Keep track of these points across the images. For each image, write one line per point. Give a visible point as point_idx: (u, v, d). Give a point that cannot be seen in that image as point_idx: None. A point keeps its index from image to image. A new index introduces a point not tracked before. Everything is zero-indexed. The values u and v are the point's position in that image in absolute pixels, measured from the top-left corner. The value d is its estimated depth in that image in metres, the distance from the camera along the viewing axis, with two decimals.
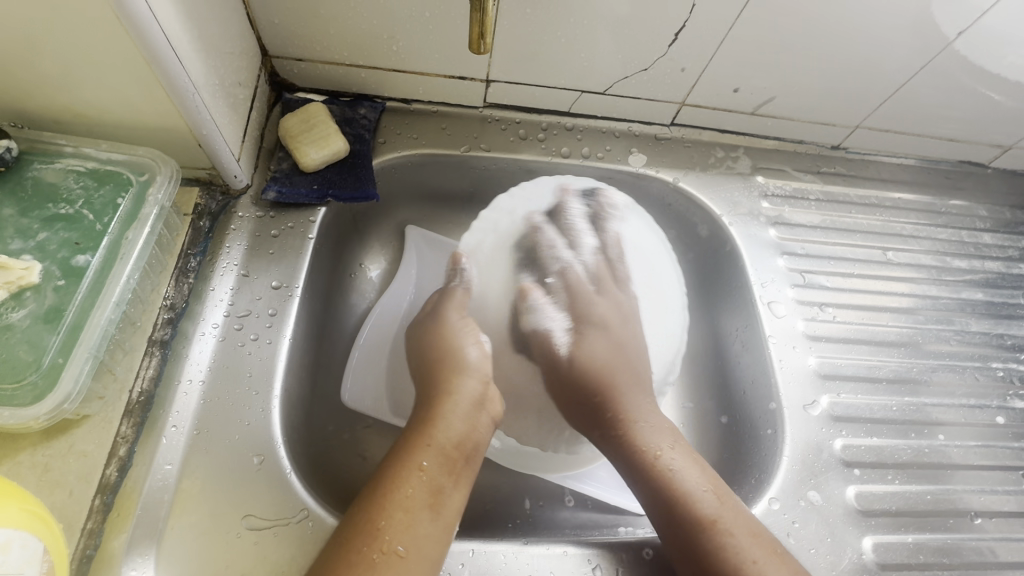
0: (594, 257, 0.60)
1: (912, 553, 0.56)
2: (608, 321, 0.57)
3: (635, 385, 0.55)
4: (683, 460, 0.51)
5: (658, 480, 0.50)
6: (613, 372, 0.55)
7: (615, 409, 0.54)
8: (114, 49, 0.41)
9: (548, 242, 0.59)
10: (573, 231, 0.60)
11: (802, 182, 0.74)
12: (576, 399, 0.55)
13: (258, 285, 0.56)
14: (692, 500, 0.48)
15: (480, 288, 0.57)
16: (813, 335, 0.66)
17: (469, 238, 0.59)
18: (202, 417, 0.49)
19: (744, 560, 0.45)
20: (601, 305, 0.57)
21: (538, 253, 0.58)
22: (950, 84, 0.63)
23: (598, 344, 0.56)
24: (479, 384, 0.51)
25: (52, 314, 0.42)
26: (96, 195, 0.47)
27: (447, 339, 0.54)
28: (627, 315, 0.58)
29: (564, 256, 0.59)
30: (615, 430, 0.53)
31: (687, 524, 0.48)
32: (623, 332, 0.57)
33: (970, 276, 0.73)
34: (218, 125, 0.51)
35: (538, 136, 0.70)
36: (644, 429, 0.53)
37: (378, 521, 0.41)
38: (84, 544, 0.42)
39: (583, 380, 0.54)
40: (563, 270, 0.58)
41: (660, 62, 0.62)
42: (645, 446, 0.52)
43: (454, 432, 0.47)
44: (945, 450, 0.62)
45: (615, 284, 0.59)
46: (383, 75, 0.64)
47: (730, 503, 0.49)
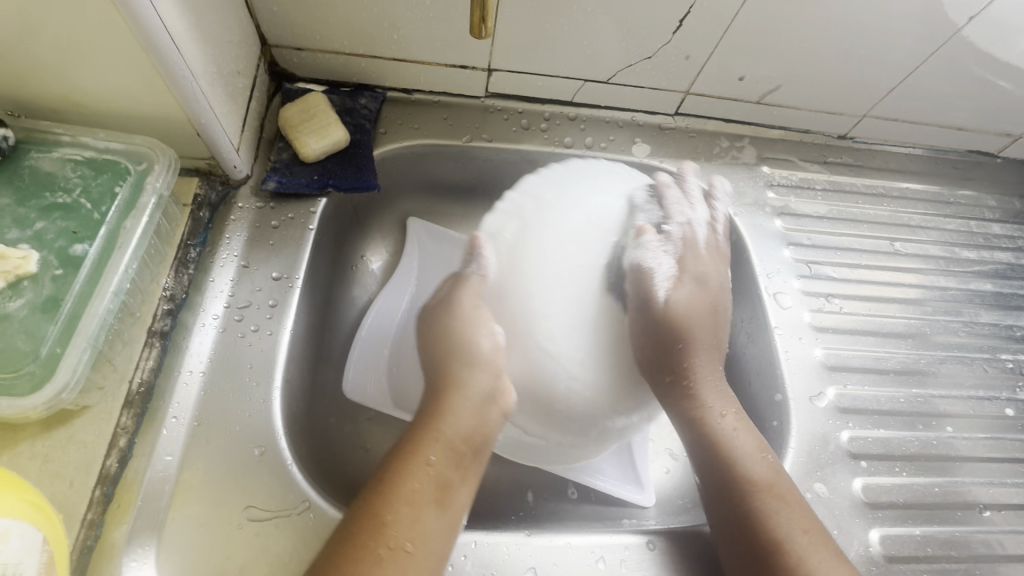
0: (703, 228, 0.61)
1: (920, 545, 0.55)
2: (707, 279, 0.59)
3: (708, 345, 0.57)
4: (742, 427, 0.53)
5: (717, 438, 0.52)
6: (696, 324, 0.56)
7: (689, 364, 0.55)
8: (109, 35, 0.40)
9: (671, 203, 0.60)
10: (692, 199, 0.62)
11: (808, 172, 0.73)
12: (660, 346, 0.55)
13: (258, 276, 0.55)
14: (744, 464, 0.50)
15: (499, 276, 0.53)
16: (819, 326, 0.65)
17: (491, 221, 0.56)
18: (203, 408, 0.49)
19: (794, 527, 0.46)
20: (703, 264, 0.59)
21: (663, 201, 0.60)
22: (961, 71, 0.62)
23: (691, 297, 0.57)
24: (490, 378, 0.51)
25: (50, 304, 0.42)
26: (93, 184, 0.47)
27: (459, 330, 0.53)
28: (725, 282, 0.59)
29: (683, 212, 0.60)
30: (684, 384, 0.54)
31: (741, 484, 0.49)
32: (716, 292, 0.59)
33: (979, 266, 0.72)
34: (216, 114, 0.50)
35: (541, 126, 0.69)
36: (708, 390, 0.54)
37: (383, 516, 0.41)
38: (85, 535, 0.41)
39: (671, 328, 0.56)
40: (683, 228, 0.59)
41: (665, 50, 0.61)
42: (708, 407, 0.53)
43: (463, 427, 0.48)
44: (953, 442, 0.62)
45: (718, 254, 0.60)
46: (384, 64, 0.63)
47: (783, 474, 0.50)
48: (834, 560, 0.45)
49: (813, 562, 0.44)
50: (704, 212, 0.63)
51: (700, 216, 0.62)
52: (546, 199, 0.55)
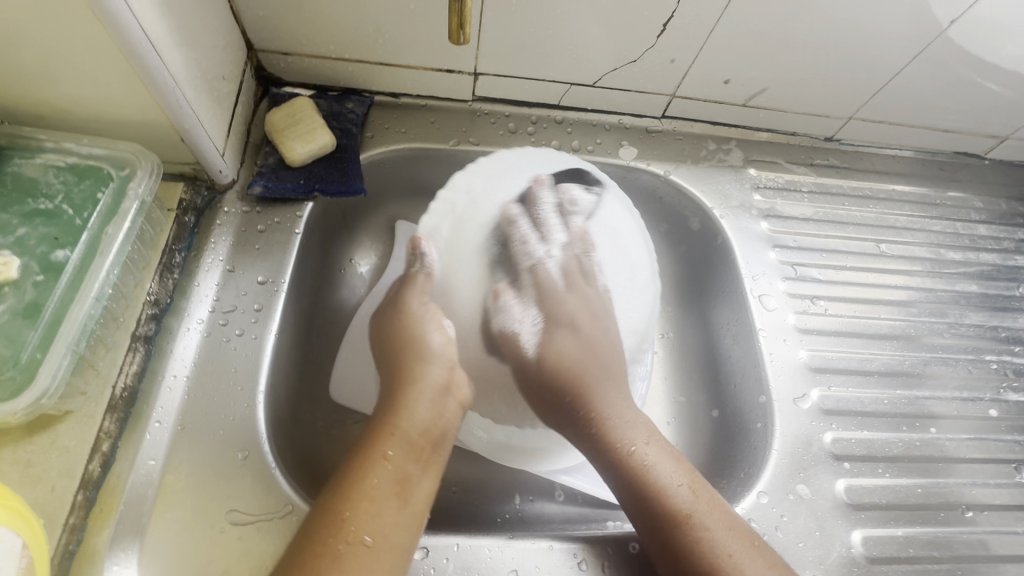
0: (566, 252, 0.52)
1: (902, 546, 0.56)
2: (575, 317, 0.51)
3: (609, 386, 0.51)
4: (661, 456, 0.50)
5: (633, 475, 0.49)
6: (581, 370, 0.50)
7: (586, 413, 0.50)
8: (90, 42, 0.40)
9: (521, 238, 0.52)
10: (546, 223, 0.52)
11: (794, 174, 0.73)
12: (545, 398, 0.51)
13: (243, 280, 0.56)
14: (666, 497, 0.47)
15: (442, 274, 0.52)
16: (804, 328, 0.65)
17: (429, 221, 0.54)
18: (186, 413, 0.49)
19: (720, 552, 0.45)
20: (575, 305, 0.51)
21: (512, 251, 0.51)
22: (945, 73, 0.62)
23: (566, 343, 0.51)
24: (444, 371, 0.49)
25: (31, 309, 0.42)
26: (75, 190, 0.47)
27: (409, 327, 0.51)
28: (601, 310, 0.51)
29: (537, 250, 0.52)
30: (587, 428, 0.50)
31: (663, 518, 0.47)
32: (593, 327, 0.51)
33: (965, 268, 0.73)
34: (200, 120, 0.51)
35: (528, 129, 0.70)
36: (617, 426, 0.50)
37: (344, 512, 0.41)
38: (66, 540, 0.42)
39: (551, 381, 0.50)
40: (533, 270, 0.51)
41: (650, 53, 0.61)
42: (620, 446, 0.50)
43: (420, 420, 0.47)
44: (938, 443, 0.62)
45: (587, 280, 0.52)
46: (371, 68, 0.63)
47: (708, 498, 0.48)
48: (770, 570, 0.45)
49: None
50: (567, 230, 0.53)
51: (560, 240, 0.52)
52: (480, 197, 0.53)
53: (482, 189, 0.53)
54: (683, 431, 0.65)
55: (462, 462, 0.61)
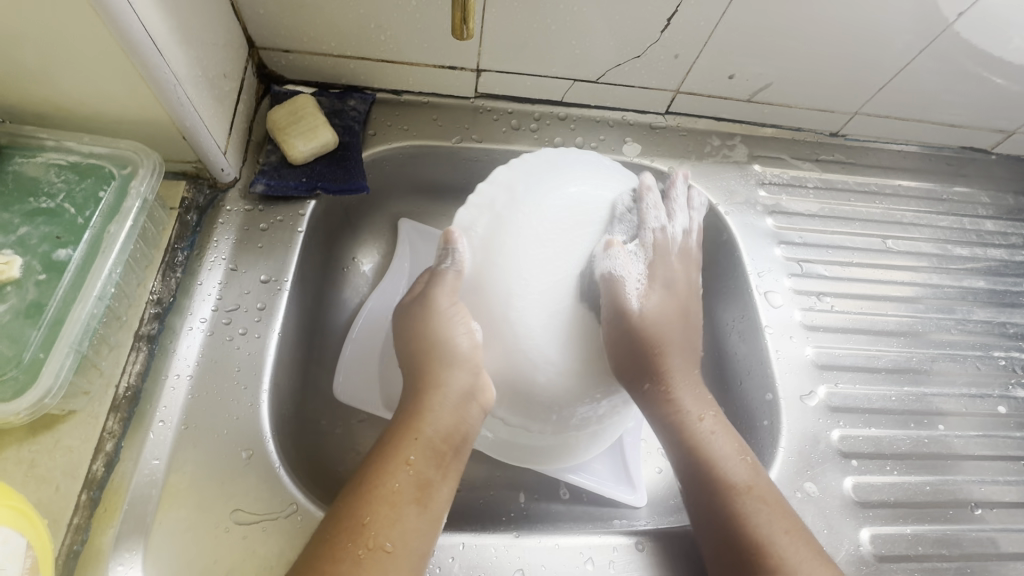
0: (682, 236, 0.58)
1: (910, 544, 0.55)
2: (678, 285, 0.56)
3: (684, 353, 0.55)
4: (720, 431, 0.52)
5: (694, 441, 0.51)
6: (668, 331, 0.54)
7: (665, 369, 0.53)
8: (89, 40, 0.40)
9: (663, 211, 0.56)
10: (676, 207, 0.58)
11: (800, 170, 0.73)
12: (635, 352, 0.52)
13: (246, 279, 0.55)
14: (723, 468, 0.49)
15: (475, 273, 0.51)
16: (810, 325, 0.65)
17: (464, 214, 0.52)
18: (190, 412, 0.49)
19: (773, 530, 0.46)
20: (672, 271, 0.56)
21: (642, 214, 0.55)
22: (952, 67, 0.62)
23: (662, 303, 0.55)
24: (468, 377, 0.48)
25: (33, 309, 0.42)
26: (77, 189, 0.47)
27: (436, 329, 0.50)
28: (693, 287, 0.57)
29: (660, 219, 0.56)
30: (661, 387, 0.53)
31: (720, 487, 0.48)
32: (688, 297, 0.56)
33: (972, 263, 0.72)
34: (202, 117, 0.50)
35: (531, 126, 0.69)
36: (682, 395, 0.53)
37: (364, 517, 0.41)
38: (71, 540, 0.42)
39: (644, 336, 0.53)
40: (655, 235, 0.55)
41: (654, 49, 0.61)
42: (686, 413, 0.52)
43: (442, 426, 0.46)
44: (946, 440, 0.62)
45: (689, 262, 0.57)
46: (372, 65, 0.63)
47: (762, 476, 0.50)
48: (817, 557, 0.45)
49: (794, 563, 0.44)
50: (687, 221, 0.58)
51: (680, 225, 0.57)
52: (514, 196, 0.52)
53: (520, 190, 0.52)
54: None
55: (466, 460, 0.61)
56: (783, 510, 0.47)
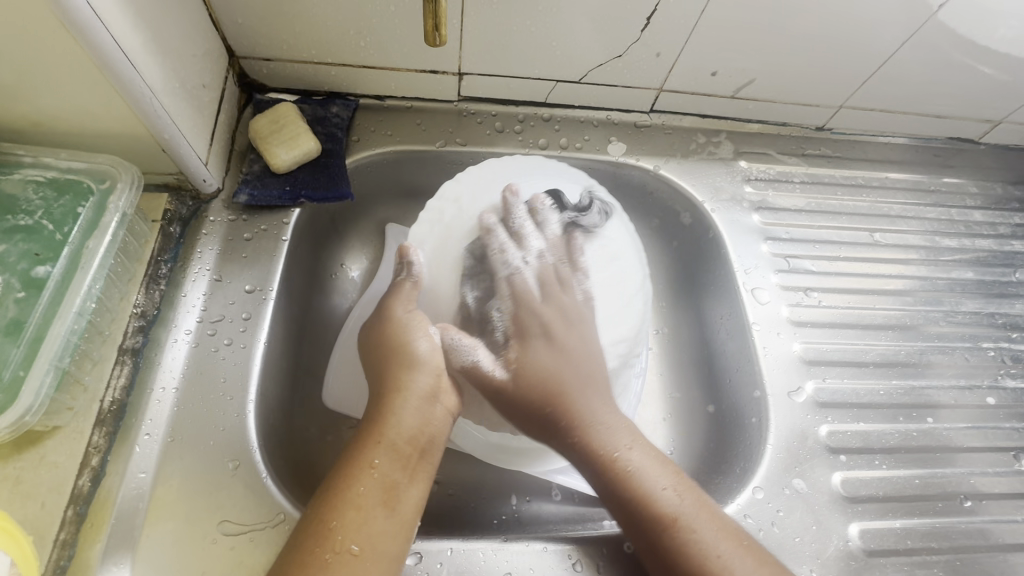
0: (540, 261, 0.54)
1: (900, 538, 0.55)
2: (547, 326, 0.52)
3: (575, 394, 0.50)
4: (640, 461, 0.49)
5: (615, 482, 0.48)
6: (559, 380, 0.50)
7: (563, 416, 0.50)
8: (59, 55, 0.40)
9: (500, 242, 0.54)
10: (525, 232, 0.55)
11: (786, 165, 0.73)
12: (520, 418, 0.51)
13: (231, 289, 0.55)
14: (649, 501, 0.46)
15: (432, 279, 0.54)
16: (797, 321, 0.65)
17: (419, 229, 0.56)
18: (176, 424, 0.49)
19: (710, 555, 0.44)
20: (540, 311, 0.52)
21: (490, 261, 0.53)
22: (938, 57, 0.61)
23: (539, 358, 0.51)
24: (431, 377, 0.49)
25: (13, 327, 0.42)
26: (55, 205, 0.47)
27: (396, 336, 0.51)
28: (567, 318, 0.52)
29: (514, 258, 0.54)
30: (569, 437, 0.50)
31: (652, 523, 0.46)
32: (561, 332, 0.52)
33: (961, 254, 0.72)
34: (181, 129, 0.50)
35: (515, 128, 0.69)
36: (600, 433, 0.49)
37: (330, 522, 0.41)
38: (58, 555, 0.42)
39: (521, 401, 0.50)
40: (511, 279, 0.53)
41: (635, 48, 0.61)
42: (600, 453, 0.49)
43: (407, 428, 0.46)
44: (937, 433, 0.62)
45: (562, 288, 0.53)
46: (354, 72, 0.63)
47: (691, 498, 0.47)
48: (762, 572, 0.43)
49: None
50: (542, 238, 0.55)
51: (536, 248, 0.54)
52: (466, 205, 0.56)
53: (471, 199, 0.56)
54: (678, 429, 0.65)
55: (457, 465, 0.61)
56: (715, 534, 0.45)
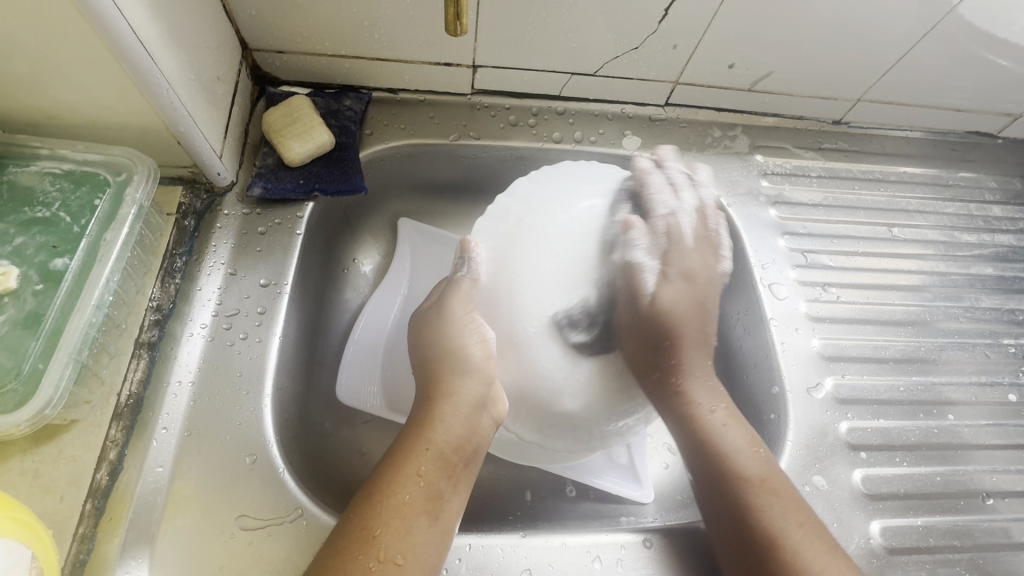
0: (693, 216, 0.60)
1: (921, 536, 0.55)
2: (691, 272, 0.58)
3: (693, 346, 0.57)
4: (732, 423, 0.53)
5: (705, 434, 0.52)
6: (683, 325, 0.56)
7: (678, 360, 0.55)
8: (75, 43, 0.39)
9: (651, 193, 0.59)
10: (678, 187, 0.61)
11: (803, 160, 0.72)
12: (647, 347, 0.55)
13: (246, 282, 0.55)
14: (736, 459, 0.50)
15: (488, 283, 0.54)
16: (815, 316, 0.64)
17: (482, 227, 0.56)
18: (192, 418, 0.49)
19: (787, 522, 0.47)
20: (688, 260, 0.59)
21: (646, 202, 0.59)
22: (958, 50, 0.60)
23: (676, 292, 0.57)
24: (480, 386, 0.50)
25: (32, 319, 0.42)
26: (72, 197, 0.47)
27: (450, 335, 0.52)
28: (712, 276, 0.59)
29: (670, 203, 0.59)
30: (674, 382, 0.54)
31: (735, 480, 0.49)
32: (705, 286, 0.59)
33: (979, 250, 0.71)
34: (197, 121, 0.50)
35: (529, 121, 0.68)
36: (695, 390, 0.55)
37: (374, 531, 0.42)
38: (77, 549, 0.42)
39: (656, 328, 0.56)
40: (667, 221, 0.58)
41: (652, 40, 0.60)
42: (697, 404, 0.54)
43: (454, 436, 0.48)
44: (956, 430, 0.61)
45: (710, 246, 0.60)
46: (367, 64, 0.62)
47: (775, 467, 0.51)
48: (833, 553, 0.46)
49: (809, 556, 0.45)
50: (695, 199, 0.61)
51: (689, 205, 0.60)
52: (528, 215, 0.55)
53: (538, 203, 0.56)
54: None
55: None
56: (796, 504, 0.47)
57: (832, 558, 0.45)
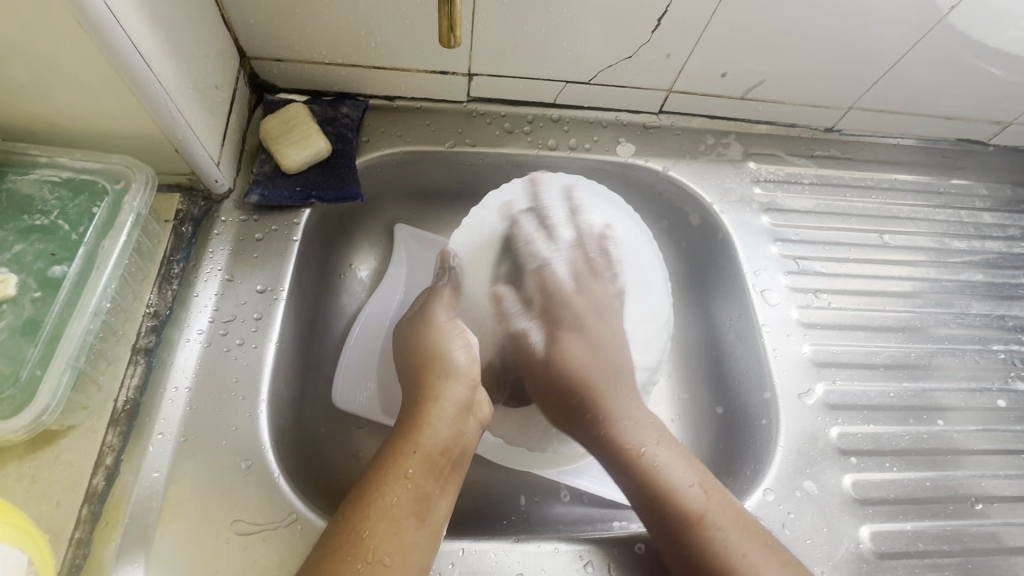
0: (569, 252, 0.59)
1: (911, 541, 0.55)
2: (581, 317, 0.57)
3: (609, 387, 0.54)
4: (670, 456, 0.50)
5: (645, 472, 0.49)
6: (592, 377, 0.54)
7: (597, 407, 0.53)
8: (76, 54, 0.40)
9: (524, 231, 0.59)
10: (552, 219, 0.59)
11: (795, 167, 0.72)
12: (555, 400, 0.55)
13: (242, 289, 0.56)
14: (678, 498, 0.48)
15: (471, 292, 0.57)
16: (807, 322, 0.65)
17: (460, 235, 0.58)
18: (189, 423, 0.49)
19: (734, 552, 0.46)
20: (592, 296, 0.58)
21: (518, 249, 0.58)
22: (947, 60, 0.61)
23: (576, 346, 0.55)
24: (466, 389, 0.51)
25: (30, 326, 0.43)
26: (71, 205, 0.47)
27: (434, 341, 0.53)
28: (596, 304, 0.58)
29: (545, 250, 0.59)
30: (594, 428, 0.52)
31: (677, 520, 0.47)
32: (596, 326, 0.57)
33: (970, 256, 0.72)
34: (195, 129, 0.51)
35: (524, 129, 0.69)
36: (628, 427, 0.52)
37: (361, 533, 0.42)
38: (73, 554, 0.42)
39: (562, 384, 0.54)
40: (541, 267, 0.58)
41: (645, 49, 0.61)
42: (629, 445, 0.51)
43: (441, 438, 0.48)
44: (946, 435, 0.61)
45: (592, 275, 0.59)
46: (364, 72, 0.63)
47: (721, 499, 0.48)
48: (785, 571, 0.45)
49: None
50: (590, 227, 0.60)
51: (566, 237, 0.60)
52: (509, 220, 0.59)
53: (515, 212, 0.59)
54: (688, 429, 0.66)
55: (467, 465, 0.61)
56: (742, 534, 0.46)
57: None
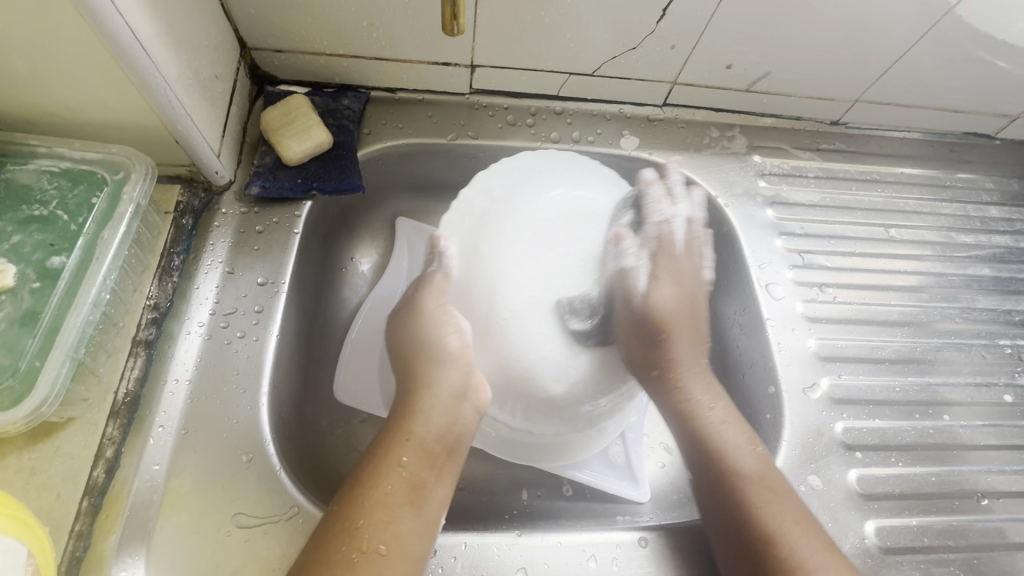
0: (687, 220, 0.60)
1: (916, 536, 0.55)
2: (684, 274, 0.59)
3: (688, 343, 0.57)
4: (731, 420, 0.53)
5: (703, 432, 0.53)
6: (677, 325, 0.57)
7: (674, 358, 0.56)
8: (73, 42, 0.39)
9: (650, 200, 0.59)
10: (675, 195, 0.61)
11: (800, 160, 0.72)
12: (646, 337, 0.55)
13: (243, 282, 0.55)
14: (731, 457, 0.51)
15: (460, 279, 0.53)
16: (812, 316, 0.64)
17: (449, 220, 0.55)
18: (189, 416, 0.49)
19: (782, 519, 0.47)
20: (678, 260, 0.59)
21: (646, 207, 0.58)
22: (956, 51, 0.61)
23: (667, 294, 0.57)
24: (459, 375, 0.51)
25: (28, 318, 0.42)
26: (69, 195, 0.47)
27: (424, 329, 0.54)
28: (699, 278, 0.60)
29: (665, 210, 0.59)
30: (671, 378, 0.55)
31: (730, 477, 0.50)
32: (692, 283, 0.59)
33: (976, 251, 0.71)
34: (195, 120, 0.50)
35: (527, 121, 0.68)
36: (694, 388, 0.55)
37: (357, 522, 0.42)
38: (73, 546, 0.42)
39: (653, 327, 0.56)
40: (660, 227, 0.58)
41: (650, 40, 0.60)
42: (693, 402, 0.55)
43: (435, 426, 0.49)
44: (952, 430, 0.61)
45: (694, 250, 0.60)
46: (365, 64, 0.62)
47: (774, 468, 0.51)
48: (829, 550, 0.46)
49: (804, 553, 0.45)
50: (687, 209, 0.61)
51: (683, 211, 0.60)
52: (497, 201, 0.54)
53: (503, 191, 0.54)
54: None
55: (469, 460, 0.60)
56: (791, 502, 0.48)
57: (829, 554, 0.46)
